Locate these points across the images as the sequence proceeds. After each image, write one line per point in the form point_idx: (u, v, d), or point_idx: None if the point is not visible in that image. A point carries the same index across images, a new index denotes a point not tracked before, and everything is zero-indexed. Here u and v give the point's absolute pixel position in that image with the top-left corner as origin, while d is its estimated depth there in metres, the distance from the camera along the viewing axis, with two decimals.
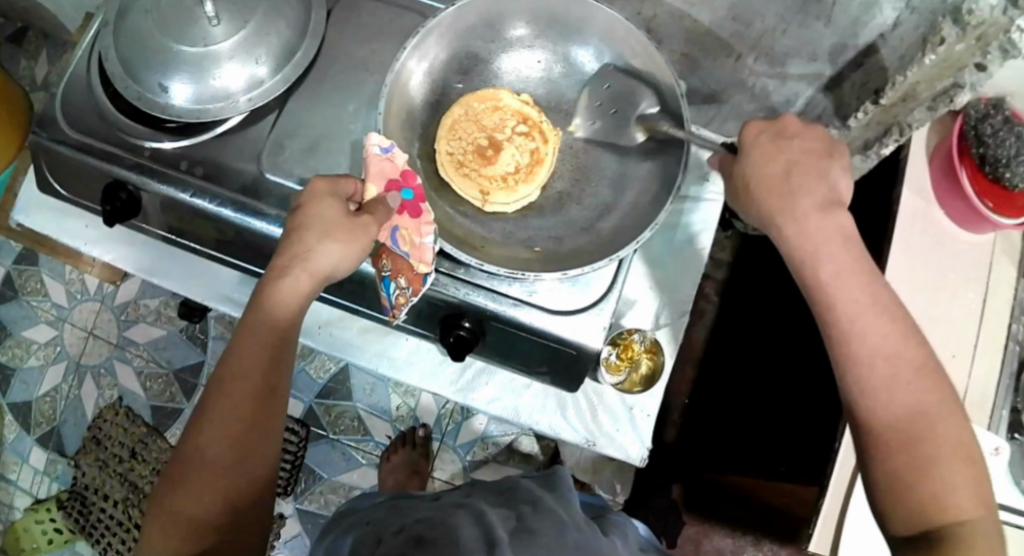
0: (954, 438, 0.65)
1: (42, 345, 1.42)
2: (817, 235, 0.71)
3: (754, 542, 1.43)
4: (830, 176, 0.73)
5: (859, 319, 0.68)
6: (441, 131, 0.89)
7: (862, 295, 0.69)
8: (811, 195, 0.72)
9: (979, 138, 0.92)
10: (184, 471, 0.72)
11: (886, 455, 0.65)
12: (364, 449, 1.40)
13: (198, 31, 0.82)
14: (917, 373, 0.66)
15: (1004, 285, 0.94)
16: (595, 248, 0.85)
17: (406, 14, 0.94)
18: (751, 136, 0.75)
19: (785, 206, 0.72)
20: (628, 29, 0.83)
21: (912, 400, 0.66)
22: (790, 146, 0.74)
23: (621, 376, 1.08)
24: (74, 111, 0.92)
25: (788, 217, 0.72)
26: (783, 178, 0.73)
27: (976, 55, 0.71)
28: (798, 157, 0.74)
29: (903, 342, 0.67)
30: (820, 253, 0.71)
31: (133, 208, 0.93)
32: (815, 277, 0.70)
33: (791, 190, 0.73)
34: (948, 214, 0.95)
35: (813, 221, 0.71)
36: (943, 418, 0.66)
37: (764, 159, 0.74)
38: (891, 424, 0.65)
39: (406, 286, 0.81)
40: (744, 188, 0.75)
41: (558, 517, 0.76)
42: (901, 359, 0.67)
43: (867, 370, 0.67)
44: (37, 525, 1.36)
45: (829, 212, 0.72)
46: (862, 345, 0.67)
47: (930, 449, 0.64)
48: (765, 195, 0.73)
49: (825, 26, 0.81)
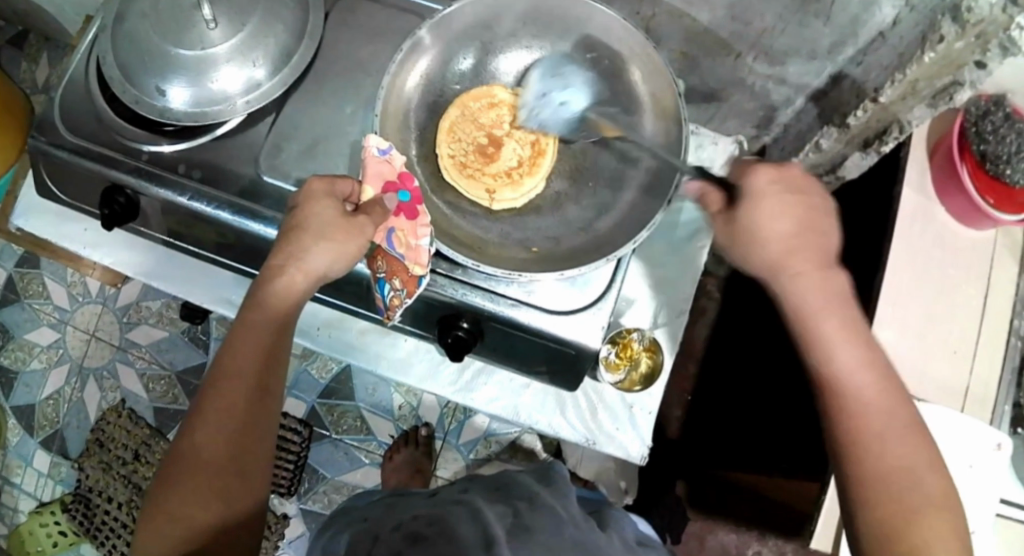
0: (941, 498, 0.66)
1: (44, 347, 1.42)
2: (818, 293, 0.70)
3: (759, 538, 1.42)
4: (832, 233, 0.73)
5: (857, 381, 0.68)
6: (440, 135, 0.89)
7: (860, 357, 0.69)
8: (813, 254, 0.71)
9: (980, 134, 0.91)
10: (179, 481, 0.72)
11: (878, 509, 0.66)
12: (368, 449, 1.40)
13: (195, 33, 0.81)
14: (912, 436, 0.67)
15: (1006, 281, 0.93)
16: (593, 247, 0.85)
17: (404, 15, 0.94)
18: (760, 179, 0.72)
19: (787, 262, 0.71)
20: (627, 27, 0.82)
21: (906, 460, 0.66)
22: (801, 202, 0.72)
23: (621, 375, 1.07)
24: (72, 115, 0.92)
25: (792, 273, 0.71)
26: (791, 233, 0.71)
27: (976, 53, 0.71)
28: (805, 212, 0.72)
29: (897, 405, 0.68)
30: (820, 312, 0.70)
31: (131, 212, 0.94)
32: (813, 335, 0.70)
33: (794, 245, 0.71)
34: (948, 209, 0.94)
35: (812, 280, 0.70)
36: (933, 478, 0.67)
37: (773, 209, 0.71)
38: (883, 482, 0.66)
39: (401, 287, 0.81)
40: (750, 232, 0.72)
41: (555, 514, 0.77)
42: (895, 421, 0.67)
43: (863, 430, 0.67)
44: (42, 528, 1.37)
45: (829, 272, 0.71)
46: (864, 407, 0.68)
47: (919, 508, 0.65)
48: (771, 247, 0.71)
49: (824, 24, 0.81)
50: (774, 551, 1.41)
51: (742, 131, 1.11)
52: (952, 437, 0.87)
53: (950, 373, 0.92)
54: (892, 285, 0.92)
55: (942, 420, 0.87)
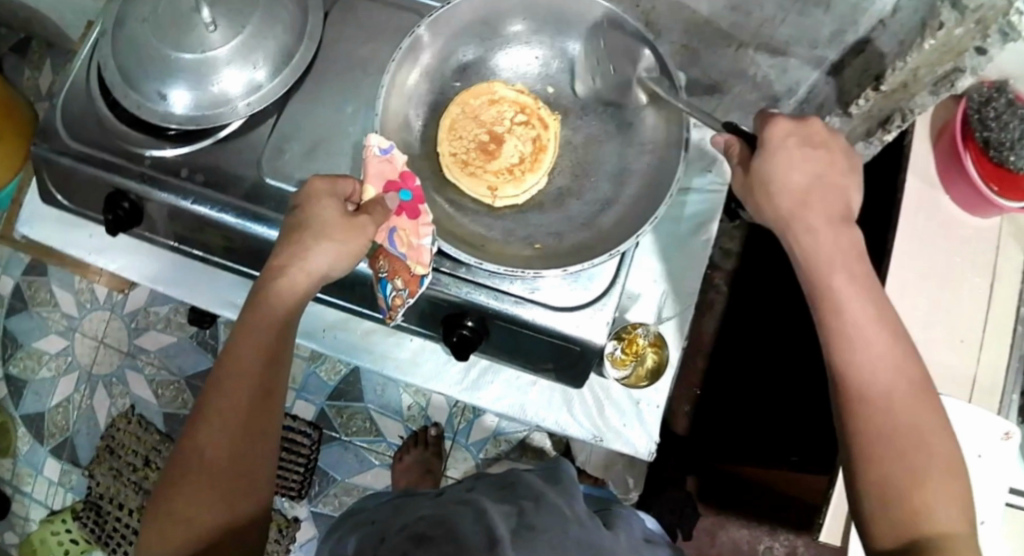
0: (948, 456, 0.66)
1: (53, 355, 1.43)
2: (830, 247, 0.73)
3: (770, 533, 1.41)
4: (847, 192, 0.76)
5: (867, 326, 0.69)
6: (441, 134, 0.89)
7: (867, 313, 0.70)
8: (828, 207, 0.74)
9: (982, 121, 0.91)
10: (183, 466, 0.72)
11: (880, 464, 0.65)
12: (377, 450, 1.40)
13: (195, 37, 0.82)
14: (918, 392, 0.68)
15: (1012, 270, 0.93)
16: (596, 242, 0.85)
17: (403, 14, 0.94)
18: (778, 131, 0.75)
19: (801, 212, 0.74)
20: (625, 20, 0.81)
21: (912, 416, 0.66)
22: (821, 155, 0.75)
23: (627, 370, 1.07)
24: (74, 121, 0.92)
25: (805, 225, 0.74)
26: (805, 185, 0.74)
27: (976, 39, 0.71)
28: (822, 169, 0.75)
29: (904, 360, 0.68)
30: (831, 265, 0.72)
31: (136, 217, 0.95)
32: (823, 287, 0.72)
33: (808, 198, 0.74)
34: (953, 198, 0.94)
35: (824, 232, 0.73)
36: (941, 437, 0.67)
37: (790, 162, 0.74)
38: (887, 437, 0.66)
39: (402, 286, 0.81)
40: (763, 187, 0.75)
41: (559, 512, 0.76)
42: (902, 375, 0.68)
43: (867, 383, 0.68)
44: (54, 536, 1.37)
45: (844, 226, 0.74)
46: (866, 355, 0.68)
47: (923, 463, 0.65)
48: (784, 199, 0.75)
49: (824, 13, 0.81)
50: (785, 546, 1.41)
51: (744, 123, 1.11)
52: (959, 427, 0.87)
53: (957, 363, 0.91)
54: (897, 275, 0.92)
55: (949, 410, 0.87)
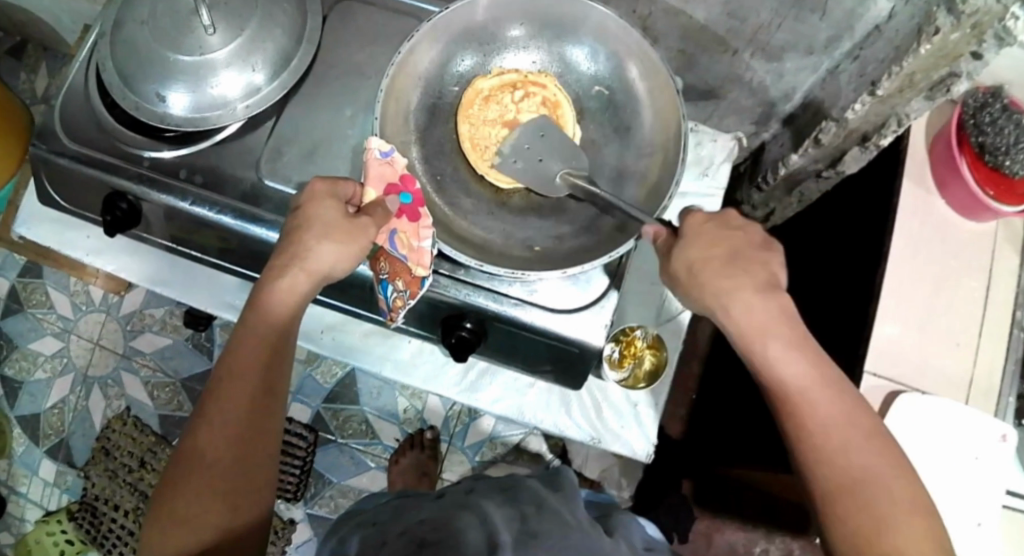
0: (908, 497, 0.64)
1: (48, 357, 1.42)
2: (757, 314, 0.72)
3: (766, 536, 1.41)
4: (769, 260, 0.74)
5: (804, 383, 0.69)
6: (470, 153, 0.87)
7: (806, 372, 0.69)
8: (749, 277, 0.73)
9: (978, 126, 0.92)
10: (183, 461, 0.72)
11: (844, 519, 0.64)
12: (373, 452, 1.40)
13: (193, 39, 0.82)
14: (875, 443, 0.66)
15: (1008, 274, 0.94)
16: (594, 245, 0.85)
17: (402, 18, 0.95)
18: (694, 224, 0.76)
19: (729, 290, 0.73)
20: (623, 27, 0.84)
21: (870, 468, 0.65)
22: (731, 235, 0.75)
23: (625, 373, 1.08)
24: (72, 123, 0.92)
25: (732, 297, 0.73)
26: (723, 261, 0.74)
27: (972, 44, 0.70)
28: (736, 243, 0.75)
29: (854, 414, 0.68)
30: (763, 334, 0.71)
31: (134, 217, 0.94)
32: (759, 357, 0.71)
33: (725, 271, 0.73)
34: (948, 202, 0.95)
35: (753, 300, 0.72)
36: (901, 483, 0.65)
37: (705, 244, 0.74)
38: (849, 493, 0.64)
39: (403, 288, 0.81)
40: (688, 272, 0.74)
41: (562, 518, 0.77)
42: (851, 428, 0.67)
43: (822, 446, 0.66)
44: (48, 537, 1.36)
45: (765, 294, 0.73)
46: (812, 409, 0.68)
47: (886, 513, 0.64)
48: (709, 275, 0.73)
49: (820, 19, 0.82)
50: (782, 549, 1.40)
51: (739, 128, 1.11)
52: (954, 430, 0.87)
53: (954, 365, 0.92)
54: (892, 278, 0.93)
55: (944, 412, 0.88)
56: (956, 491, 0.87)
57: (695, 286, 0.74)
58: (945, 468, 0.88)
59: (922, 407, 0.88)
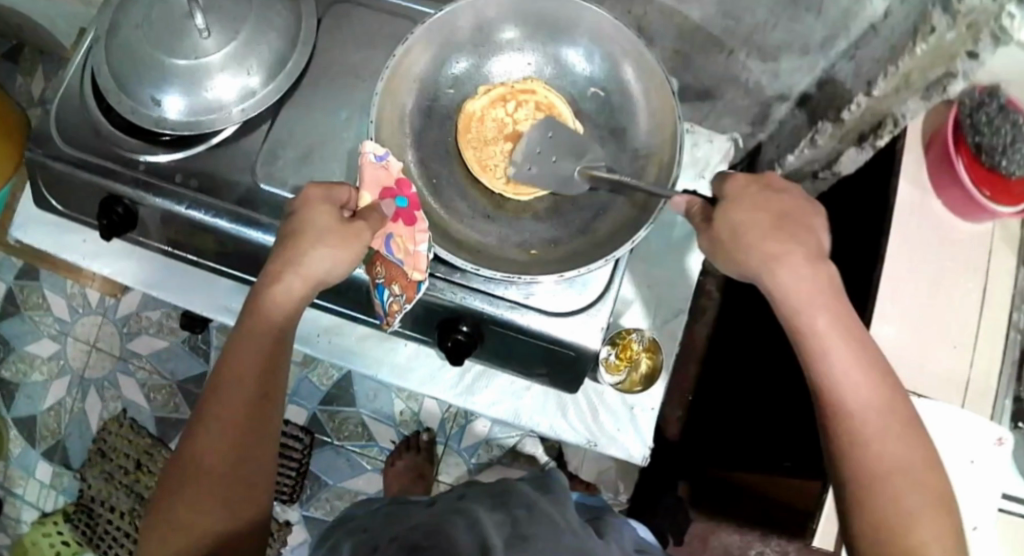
0: (930, 481, 0.67)
1: (45, 359, 1.42)
2: (805, 286, 0.72)
3: (762, 538, 1.39)
4: (816, 224, 0.75)
5: (846, 358, 0.70)
6: (479, 176, 0.88)
7: (850, 349, 0.70)
8: (802, 246, 0.73)
9: (975, 126, 0.92)
10: (178, 470, 0.73)
11: (870, 496, 0.66)
12: (369, 455, 1.40)
13: (188, 43, 0.82)
14: (904, 426, 0.69)
15: (1004, 275, 0.93)
16: (590, 248, 0.85)
17: (397, 20, 0.94)
18: (736, 186, 0.76)
19: (779, 256, 0.73)
20: (620, 30, 0.83)
21: (898, 450, 0.67)
22: (780, 197, 0.75)
23: (621, 375, 1.07)
24: (67, 125, 0.92)
25: (782, 261, 0.73)
26: (771, 227, 0.74)
27: (968, 44, 0.70)
28: (784, 206, 0.75)
29: (894, 398, 0.69)
30: (808, 305, 0.72)
31: (130, 222, 0.94)
32: (805, 330, 0.72)
33: (776, 236, 0.73)
34: (943, 202, 0.95)
35: (801, 269, 0.72)
36: (924, 467, 0.68)
37: (753, 204, 0.74)
38: (880, 479, 0.67)
39: (399, 293, 0.81)
40: (730, 232, 0.74)
41: (553, 522, 0.76)
42: (890, 414, 0.68)
43: (856, 424, 0.68)
44: (45, 538, 1.37)
45: (816, 264, 0.73)
46: (850, 385, 0.69)
47: (914, 503, 0.66)
48: (755, 238, 0.73)
49: (815, 19, 0.81)
50: (777, 553, 1.37)
51: (736, 129, 1.11)
52: (949, 432, 0.87)
53: (950, 367, 0.92)
54: (889, 280, 0.93)
55: (941, 416, 0.87)
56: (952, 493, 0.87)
57: (742, 246, 0.74)
58: None
59: (919, 410, 0.87)
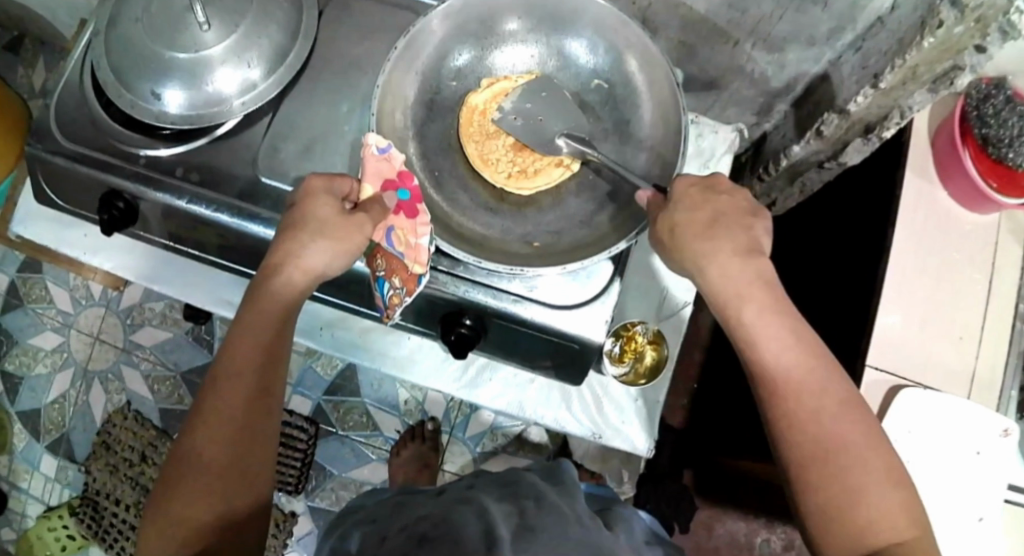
0: (882, 464, 0.65)
1: (48, 352, 1.42)
2: (738, 276, 0.71)
3: (767, 525, 1.42)
4: (752, 224, 0.74)
5: (781, 347, 0.68)
6: (481, 170, 0.87)
7: (784, 336, 0.68)
8: (731, 240, 0.72)
9: (981, 118, 0.90)
10: (179, 466, 0.72)
11: (817, 487, 0.64)
12: (374, 444, 1.40)
13: (187, 36, 0.81)
14: (850, 409, 0.66)
15: (1010, 267, 0.93)
16: (595, 241, 0.84)
17: (399, 12, 0.94)
18: (680, 187, 0.76)
19: (707, 252, 0.72)
20: (623, 21, 0.82)
21: (842, 434, 0.65)
22: (714, 197, 0.75)
23: (625, 367, 1.08)
24: (66, 120, 0.91)
25: (712, 257, 0.72)
26: (703, 225, 0.74)
27: (976, 37, 0.69)
28: (716, 205, 0.75)
29: (830, 377, 0.67)
30: (742, 296, 0.71)
31: (131, 216, 0.93)
32: (736, 321, 0.71)
33: (707, 232, 0.73)
34: (950, 194, 0.94)
35: (730, 263, 0.72)
36: (876, 448, 0.65)
37: (690, 205, 0.75)
38: (820, 461, 0.64)
39: (399, 286, 0.81)
40: (670, 234, 0.74)
41: (561, 511, 0.76)
42: (825, 395, 0.66)
43: (795, 413, 0.66)
44: (50, 532, 1.38)
45: (746, 258, 0.72)
46: (789, 374, 0.67)
47: (857, 481, 0.64)
48: (687, 236, 0.73)
49: (822, 11, 0.80)
50: (782, 539, 1.41)
51: (741, 119, 1.10)
52: (955, 424, 0.87)
53: (956, 358, 0.91)
54: (895, 271, 0.92)
55: (945, 407, 0.87)
56: (956, 484, 0.88)
57: (680, 245, 0.73)
58: (944, 462, 0.88)
59: (922, 401, 0.87)
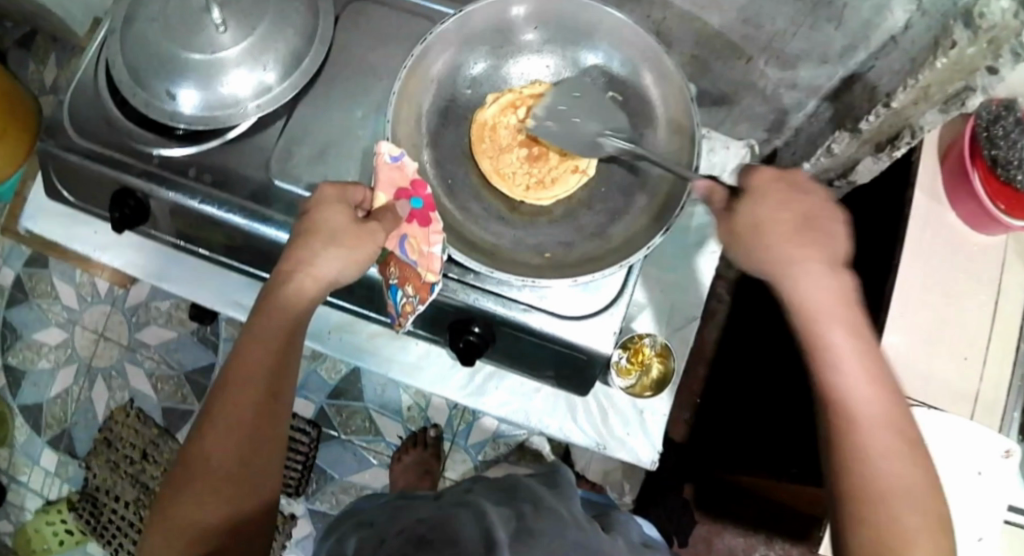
0: (933, 506, 0.66)
1: (53, 347, 1.42)
2: (823, 296, 0.70)
3: (765, 541, 1.42)
4: (837, 229, 0.72)
5: (858, 376, 0.68)
6: (498, 185, 0.88)
7: (861, 365, 0.68)
8: (823, 253, 0.71)
9: (991, 139, 0.91)
10: (187, 464, 0.73)
11: (868, 517, 0.65)
12: (376, 449, 1.40)
13: (204, 37, 0.82)
14: (912, 447, 0.67)
15: (1016, 289, 0.93)
16: (606, 253, 0.85)
17: (415, 19, 0.94)
18: (761, 179, 0.73)
19: (797, 261, 0.70)
20: (637, 32, 0.83)
21: (902, 472, 0.66)
22: (801, 197, 0.73)
23: (631, 379, 1.08)
24: (81, 117, 0.92)
25: (799, 267, 0.70)
26: (792, 226, 0.71)
27: (987, 59, 0.70)
28: (806, 207, 0.72)
29: (900, 413, 0.68)
30: (825, 316, 0.69)
31: (142, 214, 0.94)
32: (815, 337, 0.69)
33: (797, 237, 0.71)
34: (958, 214, 0.94)
35: (819, 276, 0.70)
36: (929, 489, 0.66)
37: (775, 202, 0.72)
38: (877, 495, 0.65)
39: (413, 294, 0.81)
40: (753, 229, 0.72)
41: (559, 516, 0.77)
42: (894, 429, 0.67)
43: (861, 441, 0.66)
44: (48, 526, 1.38)
45: (837, 274, 0.70)
46: (861, 404, 0.67)
47: (910, 521, 0.64)
48: (775, 237, 0.71)
49: (836, 29, 0.81)
50: (780, 554, 1.41)
51: (751, 134, 1.11)
52: (957, 444, 0.87)
53: (960, 379, 0.92)
54: (902, 290, 0.93)
55: (949, 425, 0.87)
56: (958, 504, 0.87)
57: (761, 248, 0.71)
58: (950, 483, 0.87)
59: (929, 421, 0.87)
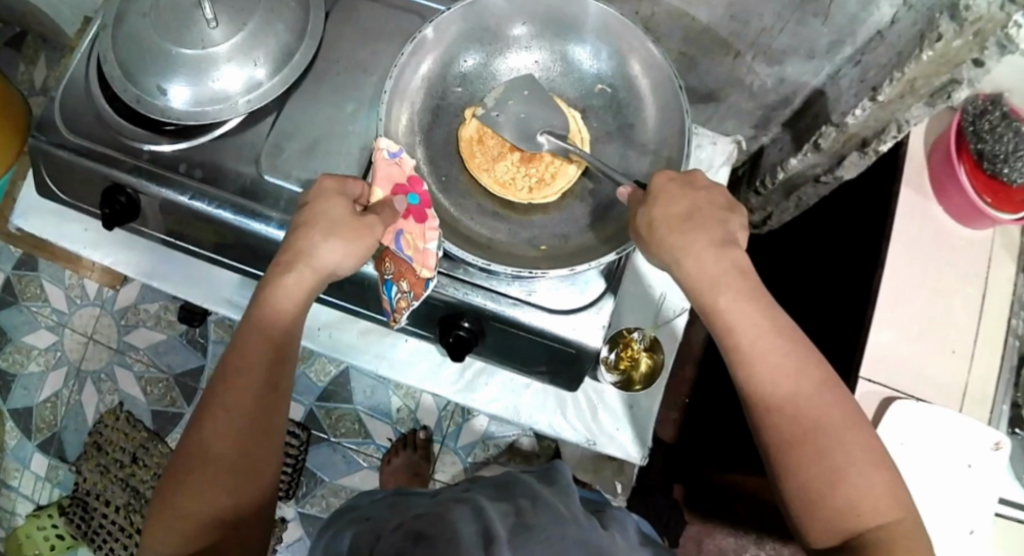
0: (869, 448, 0.66)
1: (42, 350, 1.41)
2: (710, 265, 0.72)
3: (756, 541, 1.40)
4: (727, 218, 0.75)
5: (755, 339, 0.69)
6: (504, 196, 0.88)
7: (761, 323, 0.70)
8: (707, 229, 0.73)
9: (977, 133, 0.92)
10: (188, 454, 0.72)
11: (800, 473, 0.65)
12: (365, 452, 1.39)
13: (195, 33, 0.82)
14: (828, 394, 0.67)
15: (1005, 282, 0.94)
16: (597, 244, 0.85)
17: (405, 16, 0.95)
18: (658, 181, 0.76)
19: (683, 246, 0.73)
20: (623, 23, 0.84)
21: (818, 417, 0.66)
22: (693, 192, 0.75)
23: (620, 374, 1.07)
24: (71, 115, 0.92)
25: (686, 242, 0.73)
26: (681, 217, 0.74)
27: (973, 51, 0.70)
28: (696, 199, 0.75)
29: (813, 364, 0.68)
30: (714, 285, 0.71)
31: (132, 211, 0.93)
32: (710, 309, 0.71)
33: (683, 225, 0.73)
34: (946, 209, 0.95)
35: (705, 252, 0.72)
36: (858, 432, 0.66)
37: (664, 199, 0.75)
38: (801, 447, 0.66)
39: (408, 289, 0.81)
40: (647, 229, 0.74)
41: (557, 512, 0.76)
42: (802, 379, 0.67)
43: (773, 400, 0.67)
44: (39, 531, 1.35)
45: (723, 245, 0.73)
46: (762, 363, 0.68)
47: (848, 464, 0.65)
48: (664, 231, 0.73)
49: (823, 23, 0.82)
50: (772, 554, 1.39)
51: (739, 133, 1.12)
52: (946, 435, 0.88)
53: (951, 374, 0.92)
54: (889, 283, 0.93)
55: (937, 418, 0.88)
56: (944, 497, 0.88)
57: (655, 246, 0.74)
58: (938, 472, 0.88)
59: (914, 414, 0.88)
